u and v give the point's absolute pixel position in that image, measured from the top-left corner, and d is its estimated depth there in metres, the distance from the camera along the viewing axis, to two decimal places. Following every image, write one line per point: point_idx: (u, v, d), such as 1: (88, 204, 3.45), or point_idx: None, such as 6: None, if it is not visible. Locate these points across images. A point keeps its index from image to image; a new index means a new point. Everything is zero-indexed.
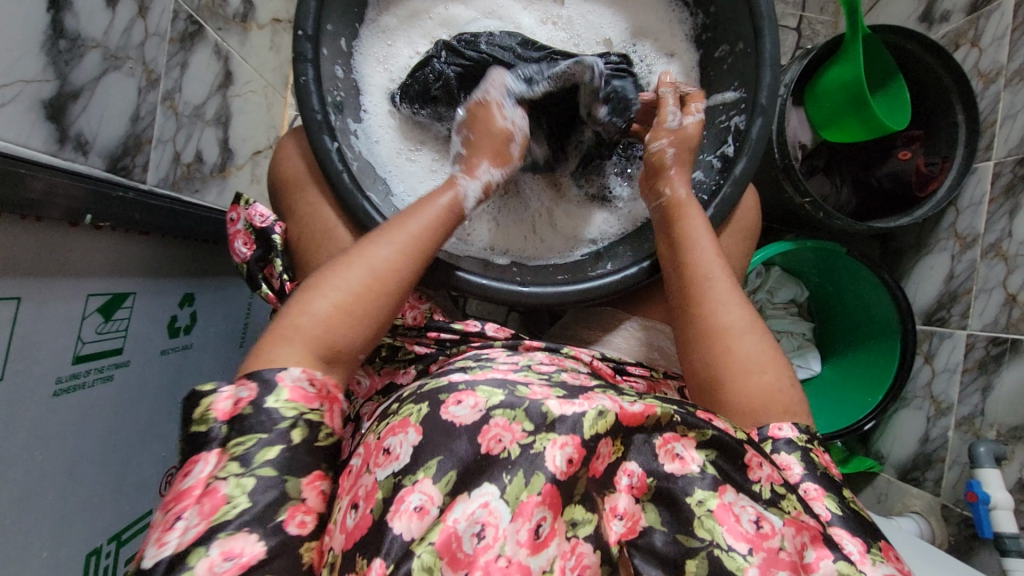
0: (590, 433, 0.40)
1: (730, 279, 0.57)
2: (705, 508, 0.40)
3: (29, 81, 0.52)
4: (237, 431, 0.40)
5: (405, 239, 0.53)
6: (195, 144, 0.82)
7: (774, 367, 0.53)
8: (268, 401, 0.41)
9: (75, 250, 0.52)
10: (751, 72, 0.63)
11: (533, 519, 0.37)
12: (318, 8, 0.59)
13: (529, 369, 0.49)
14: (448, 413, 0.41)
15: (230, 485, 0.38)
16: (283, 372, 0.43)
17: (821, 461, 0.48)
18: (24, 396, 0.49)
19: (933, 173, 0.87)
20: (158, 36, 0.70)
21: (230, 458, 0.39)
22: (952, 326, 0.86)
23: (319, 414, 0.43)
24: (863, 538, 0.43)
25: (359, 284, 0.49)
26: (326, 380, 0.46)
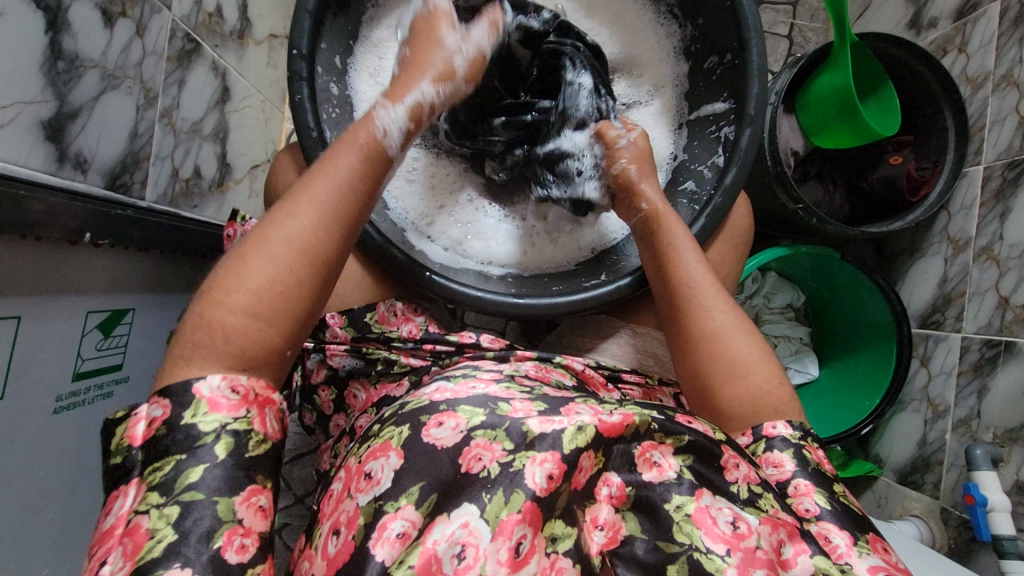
0: (570, 447, 0.42)
1: (716, 285, 0.58)
2: (682, 513, 0.42)
3: (28, 102, 0.53)
4: (202, 458, 0.40)
5: (301, 213, 0.47)
6: (193, 160, 0.83)
7: (764, 368, 0.54)
8: (184, 418, 0.41)
9: (75, 268, 0.53)
10: (739, 82, 0.65)
11: (513, 537, 0.39)
12: (312, 26, 0.60)
13: (511, 381, 0.52)
14: (429, 436, 0.43)
15: (152, 518, 0.38)
16: (201, 382, 0.42)
17: (814, 458, 0.50)
18: (27, 413, 0.49)
19: (924, 177, 0.88)
20: (156, 54, 0.71)
21: (148, 487, 0.39)
22: (947, 329, 0.86)
23: (246, 421, 0.42)
24: (851, 531, 0.45)
25: (261, 278, 0.44)
26: (252, 383, 0.44)
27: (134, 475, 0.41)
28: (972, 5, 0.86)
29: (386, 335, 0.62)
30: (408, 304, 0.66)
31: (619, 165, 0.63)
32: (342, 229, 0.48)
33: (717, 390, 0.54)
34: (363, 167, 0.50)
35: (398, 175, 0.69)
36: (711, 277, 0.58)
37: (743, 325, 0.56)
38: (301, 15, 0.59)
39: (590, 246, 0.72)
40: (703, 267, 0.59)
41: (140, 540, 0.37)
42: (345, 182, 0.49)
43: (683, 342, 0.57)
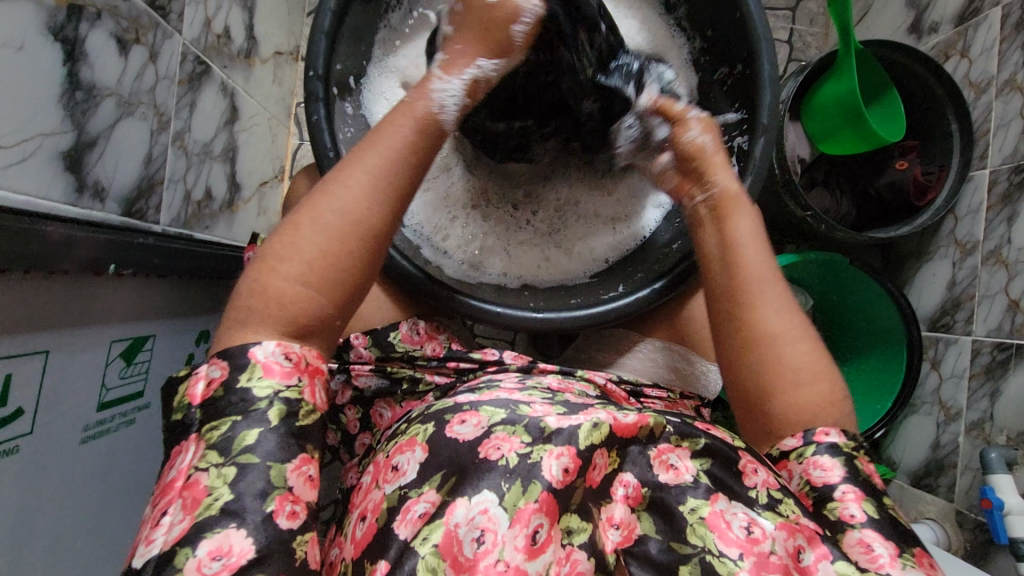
0: (585, 444, 0.44)
1: (780, 283, 0.55)
2: (697, 516, 0.44)
3: (47, 134, 0.53)
4: (255, 422, 0.42)
5: (361, 177, 0.49)
6: (205, 181, 0.83)
7: (824, 376, 0.52)
8: (240, 381, 0.44)
9: (98, 299, 0.53)
10: (751, 94, 0.65)
11: (530, 525, 0.40)
12: (328, 48, 0.60)
13: (534, 388, 0.53)
14: (452, 431, 0.45)
15: (211, 476, 0.41)
16: (256, 347, 0.45)
17: (865, 469, 0.48)
18: (55, 445, 0.50)
19: (931, 182, 0.88)
20: (168, 78, 0.71)
21: (207, 445, 0.42)
22: (957, 332, 0.87)
23: (298, 391, 0.45)
24: (896, 543, 0.44)
25: (322, 242, 0.47)
26: (304, 351, 0.47)
27: (194, 432, 0.44)
28: (972, 11, 0.87)
29: (410, 353, 0.63)
30: (430, 323, 0.67)
31: (691, 134, 0.61)
32: (401, 196, 0.51)
33: (773, 395, 0.52)
34: (412, 148, 0.51)
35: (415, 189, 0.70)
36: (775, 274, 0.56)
37: (801, 328, 0.54)
38: (317, 37, 0.59)
39: (603, 259, 0.72)
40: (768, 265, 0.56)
41: (198, 496, 0.40)
42: (400, 157, 0.51)
43: (742, 340, 0.54)
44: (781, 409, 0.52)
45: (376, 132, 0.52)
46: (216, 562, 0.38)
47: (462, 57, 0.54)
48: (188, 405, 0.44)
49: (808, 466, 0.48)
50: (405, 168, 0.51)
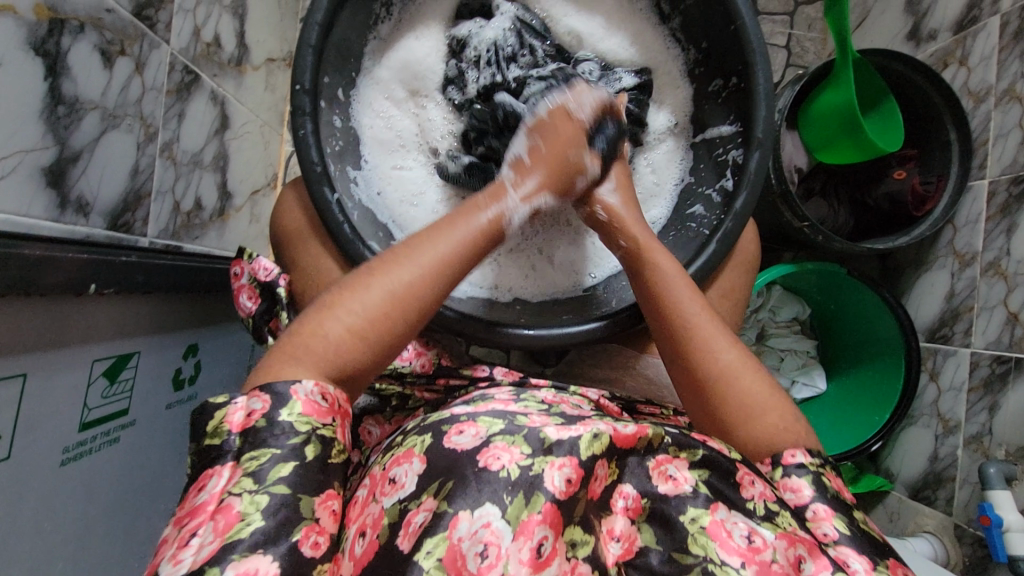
0: (586, 454, 0.43)
1: (713, 320, 0.56)
2: (698, 525, 0.43)
3: (28, 150, 0.52)
4: (291, 454, 0.41)
5: (431, 261, 0.49)
6: (194, 191, 0.82)
7: (779, 402, 0.52)
8: (282, 415, 0.42)
9: (79, 318, 0.52)
10: (746, 107, 0.64)
11: (534, 538, 0.39)
12: (315, 61, 0.59)
13: (528, 400, 0.53)
14: (451, 442, 0.44)
15: (244, 502, 0.39)
16: (296, 385, 0.43)
17: (833, 485, 0.49)
18: (34, 468, 0.49)
19: (929, 192, 0.87)
20: (155, 89, 0.70)
21: (243, 472, 0.41)
22: (956, 344, 0.86)
23: (332, 429, 0.44)
24: (870, 556, 0.43)
25: (377, 306, 0.47)
26: (337, 394, 0.46)
27: (230, 459, 0.42)
28: (971, 19, 0.86)
29: (398, 371, 0.62)
30: (420, 339, 0.66)
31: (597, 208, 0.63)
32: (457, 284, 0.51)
33: (737, 428, 0.51)
34: (484, 236, 0.53)
35: (404, 202, 0.69)
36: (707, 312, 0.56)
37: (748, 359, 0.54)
38: (304, 51, 0.58)
39: (594, 273, 0.72)
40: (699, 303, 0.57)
41: (231, 520, 0.38)
42: (466, 250, 0.51)
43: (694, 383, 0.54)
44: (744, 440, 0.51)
45: (456, 213, 0.53)
46: None
47: (535, 168, 0.57)
48: (227, 432, 0.43)
49: (779, 490, 0.49)
50: (470, 259, 0.51)
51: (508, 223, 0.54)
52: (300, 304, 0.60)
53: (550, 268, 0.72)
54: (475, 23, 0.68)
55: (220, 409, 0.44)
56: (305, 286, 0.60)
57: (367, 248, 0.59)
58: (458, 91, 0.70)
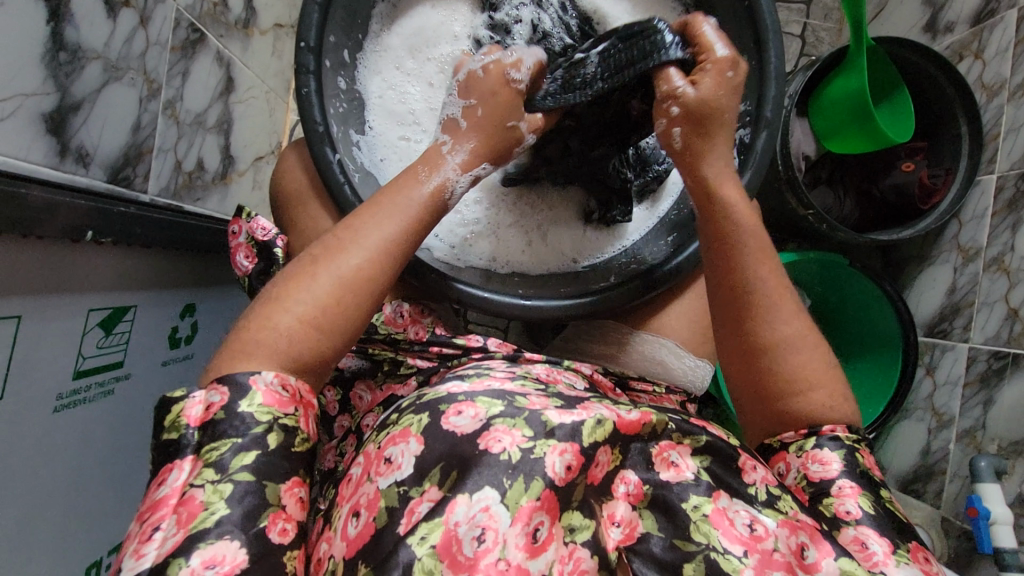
0: (589, 440, 0.43)
1: (784, 289, 0.54)
2: (700, 513, 0.43)
3: (29, 95, 0.52)
4: (253, 445, 0.42)
5: (377, 241, 0.50)
6: (197, 152, 0.82)
7: (828, 381, 0.52)
8: (241, 405, 0.42)
9: (77, 267, 0.52)
10: (756, 85, 0.62)
11: (530, 523, 0.40)
12: (321, 19, 0.58)
13: (526, 379, 0.53)
14: (449, 423, 0.44)
15: (206, 492, 0.40)
16: (256, 376, 0.44)
17: (865, 462, 0.50)
18: (27, 412, 0.49)
19: (936, 185, 0.87)
20: (160, 45, 0.69)
21: (204, 463, 0.41)
22: (954, 339, 0.86)
23: (294, 419, 0.44)
24: (891, 539, 0.44)
25: (325, 295, 0.48)
26: (299, 385, 0.46)
27: (190, 452, 0.42)
28: (988, 12, 0.85)
29: (393, 338, 0.60)
30: (415, 307, 0.64)
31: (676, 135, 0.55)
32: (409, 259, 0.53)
33: (783, 398, 0.52)
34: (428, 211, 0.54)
35: None
36: (779, 282, 0.54)
37: (809, 333, 0.53)
38: (310, 8, 0.57)
39: (576, 258, 0.71)
40: (770, 268, 0.54)
41: (193, 512, 0.39)
42: (408, 225, 0.52)
43: (743, 343, 0.53)
44: (778, 406, 0.52)
45: (397, 189, 0.53)
46: (209, 569, 0.37)
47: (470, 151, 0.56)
48: (185, 426, 0.42)
49: (806, 460, 0.50)
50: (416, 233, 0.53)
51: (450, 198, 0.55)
52: None
53: (542, 245, 0.71)
54: None
55: (177, 402, 0.43)
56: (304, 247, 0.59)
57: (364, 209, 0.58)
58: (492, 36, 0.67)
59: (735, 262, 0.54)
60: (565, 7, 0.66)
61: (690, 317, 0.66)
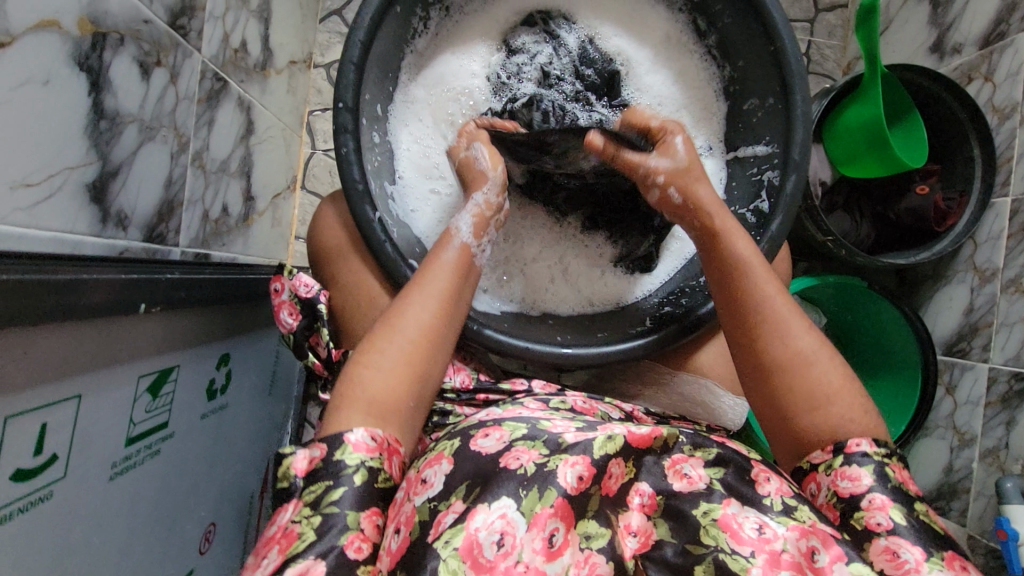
0: (600, 453, 0.46)
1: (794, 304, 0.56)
2: (710, 518, 0.44)
3: (73, 167, 0.52)
4: (343, 482, 0.46)
5: (429, 298, 0.56)
6: (222, 199, 0.83)
7: (846, 393, 0.52)
8: (336, 455, 0.47)
9: (130, 339, 0.52)
10: (782, 128, 0.63)
11: (546, 529, 0.42)
12: (357, 79, 0.59)
13: (556, 409, 0.56)
14: (476, 444, 0.47)
15: (302, 525, 0.45)
16: (350, 432, 0.49)
17: (897, 476, 0.49)
18: (86, 485, 0.49)
19: (951, 208, 0.88)
20: (187, 98, 0.70)
21: (303, 502, 0.46)
22: (973, 358, 0.87)
23: (380, 461, 0.49)
24: (925, 548, 0.44)
25: (399, 358, 0.53)
26: (387, 436, 0.50)
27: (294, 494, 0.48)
28: (998, 34, 0.86)
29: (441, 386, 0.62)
30: (457, 355, 0.66)
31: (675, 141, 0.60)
32: (458, 313, 0.58)
33: (805, 412, 0.52)
34: (461, 265, 0.59)
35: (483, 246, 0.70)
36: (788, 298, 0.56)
37: (825, 350, 0.54)
38: (346, 69, 0.58)
39: (592, 301, 0.72)
40: (774, 281, 0.56)
41: (292, 539, 0.44)
42: (448, 280, 0.58)
43: (758, 359, 0.54)
44: (800, 428, 0.53)
45: (432, 253, 0.60)
46: None
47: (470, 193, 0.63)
48: (291, 475, 0.48)
49: (836, 477, 0.49)
50: (457, 287, 0.58)
51: (476, 252, 0.61)
52: (340, 320, 0.61)
53: (566, 283, 0.72)
54: (535, 40, 0.69)
55: (285, 457, 0.48)
56: (345, 305, 0.60)
57: (408, 265, 0.59)
58: (507, 96, 0.69)
59: (740, 280, 0.56)
60: (580, 57, 0.69)
61: (727, 356, 0.67)
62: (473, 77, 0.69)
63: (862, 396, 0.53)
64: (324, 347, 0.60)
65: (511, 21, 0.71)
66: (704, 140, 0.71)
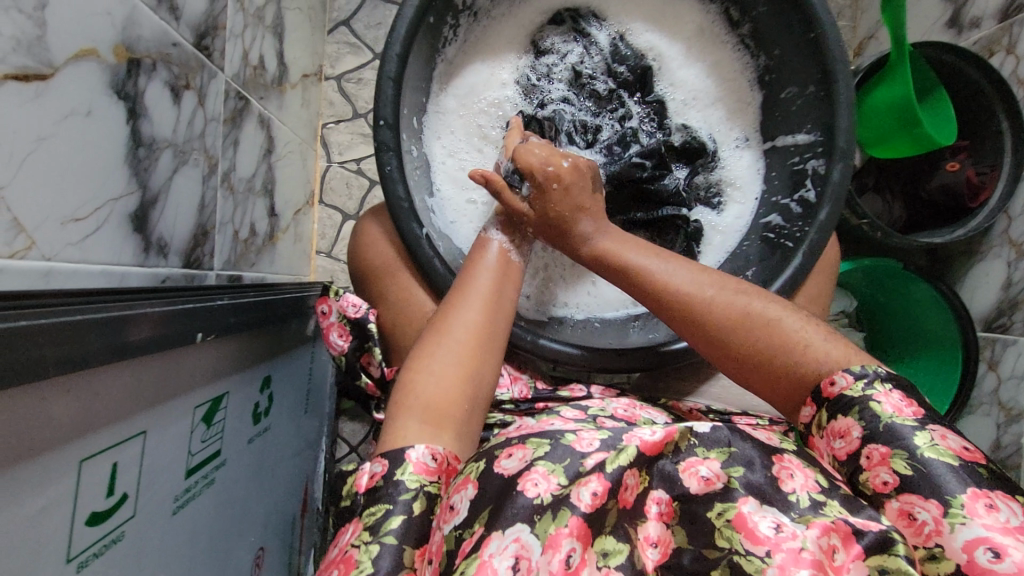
0: (612, 467, 0.43)
1: (711, 279, 0.54)
2: (723, 519, 0.39)
3: (116, 198, 0.51)
4: (400, 508, 0.44)
5: (476, 301, 0.56)
6: (249, 219, 0.81)
7: (791, 336, 0.50)
8: (397, 475, 0.46)
9: (185, 370, 0.51)
10: (825, 114, 0.61)
11: (562, 550, 0.40)
12: (396, 94, 0.58)
13: (590, 421, 0.55)
14: (499, 466, 0.45)
15: (360, 551, 0.42)
16: (411, 448, 0.47)
17: (883, 408, 0.44)
18: (152, 522, 0.48)
19: (984, 183, 0.87)
20: (214, 119, 0.69)
21: (363, 526, 0.44)
22: (1016, 333, 0.86)
23: (438, 486, 0.47)
24: (938, 499, 0.39)
25: (453, 361, 0.52)
26: (445, 450, 0.48)
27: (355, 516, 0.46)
28: (1019, 6, 0.85)
29: (498, 398, 0.62)
30: (514, 365, 0.67)
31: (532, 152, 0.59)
32: (506, 314, 0.57)
33: (769, 369, 0.51)
34: (502, 267, 0.59)
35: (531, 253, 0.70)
36: (706, 276, 0.54)
37: (757, 298, 0.52)
38: (383, 84, 0.58)
39: (634, 301, 0.71)
40: (682, 271, 0.54)
41: (348, 565, 0.42)
42: (490, 283, 0.58)
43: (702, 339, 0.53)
44: (775, 372, 0.50)
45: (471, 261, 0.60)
46: None
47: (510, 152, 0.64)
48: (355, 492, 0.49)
49: (829, 439, 0.47)
50: (498, 288, 0.58)
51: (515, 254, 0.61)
52: (389, 335, 0.62)
53: (609, 285, 0.71)
54: (564, 41, 0.69)
55: (352, 475, 0.50)
56: (395, 320, 0.62)
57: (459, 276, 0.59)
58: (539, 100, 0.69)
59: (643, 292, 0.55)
60: (612, 54, 0.69)
61: None
62: (503, 84, 0.69)
63: (815, 329, 0.50)
64: (378, 366, 0.63)
65: (537, 21, 0.70)
66: (739, 131, 0.71)
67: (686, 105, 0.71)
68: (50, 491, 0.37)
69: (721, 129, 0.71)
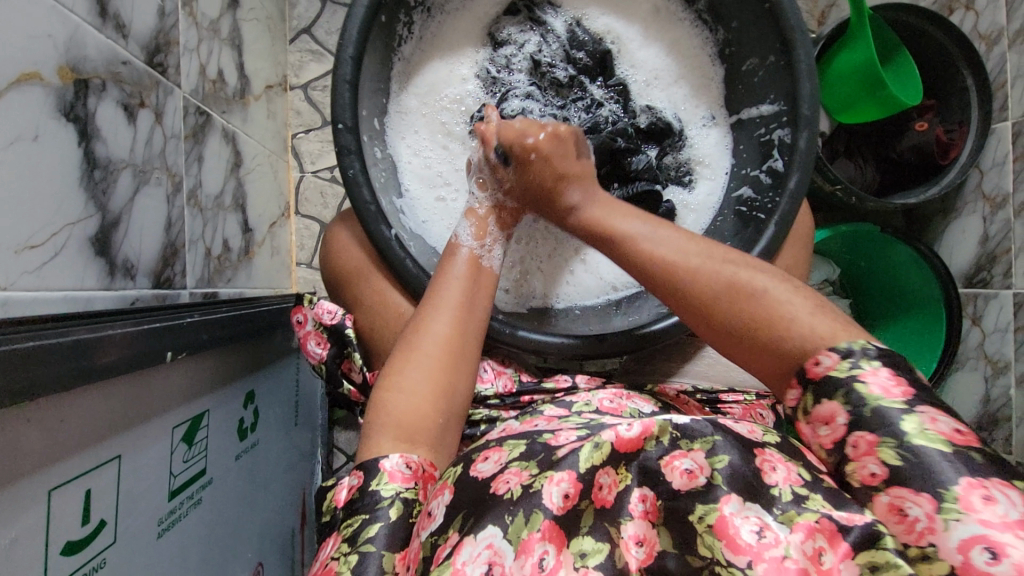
0: (585, 465, 0.41)
1: (679, 235, 0.53)
2: (704, 524, 0.38)
3: (74, 223, 0.50)
4: (379, 517, 0.45)
5: (449, 312, 0.55)
6: (221, 235, 0.81)
7: (752, 294, 0.48)
8: (372, 485, 0.47)
9: (160, 390, 0.51)
10: (786, 84, 0.61)
11: (535, 555, 0.39)
12: (353, 97, 0.57)
13: (574, 416, 0.54)
14: (475, 470, 0.45)
15: (340, 563, 0.43)
16: (384, 459, 0.48)
17: (866, 390, 0.40)
18: (136, 547, 0.47)
19: (953, 140, 0.88)
20: (175, 136, 0.68)
21: (343, 537, 0.45)
22: (996, 287, 0.87)
23: (415, 492, 0.47)
24: (931, 494, 0.35)
25: (424, 375, 0.52)
26: (420, 460, 0.49)
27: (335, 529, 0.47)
28: None
29: (481, 394, 0.62)
30: (497, 360, 0.66)
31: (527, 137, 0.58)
32: (479, 321, 0.57)
33: (738, 331, 0.48)
34: (472, 274, 0.58)
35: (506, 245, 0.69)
36: (674, 235, 0.53)
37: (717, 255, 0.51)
38: (340, 89, 0.57)
39: (613, 287, 0.70)
40: (659, 230, 0.54)
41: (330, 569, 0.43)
42: (460, 290, 0.57)
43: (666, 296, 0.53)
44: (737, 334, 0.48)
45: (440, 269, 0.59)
46: None
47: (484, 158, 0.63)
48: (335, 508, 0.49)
49: (816, 425, 0.43)
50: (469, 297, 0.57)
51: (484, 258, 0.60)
52: (369, 341, 0.62)
53: (588, 274, 0.71)
54: (521, 28, 0.69)
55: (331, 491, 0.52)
56: (374, 326, 0.61)
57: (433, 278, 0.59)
58: (500, 92, 0.68)
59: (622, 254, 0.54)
60: (570, 38, 0.69)
61: None
62: (463, 77, 0.68)
63: (789, 293, 0.47)
64: (358, 372, 0.61)
65: (493, 12, 0.69)
66: (704, 108, 0.70)
67: (648, 84, 0.71)
68: (20, 523, 0.37)
69: (686, 105, 0.71)
